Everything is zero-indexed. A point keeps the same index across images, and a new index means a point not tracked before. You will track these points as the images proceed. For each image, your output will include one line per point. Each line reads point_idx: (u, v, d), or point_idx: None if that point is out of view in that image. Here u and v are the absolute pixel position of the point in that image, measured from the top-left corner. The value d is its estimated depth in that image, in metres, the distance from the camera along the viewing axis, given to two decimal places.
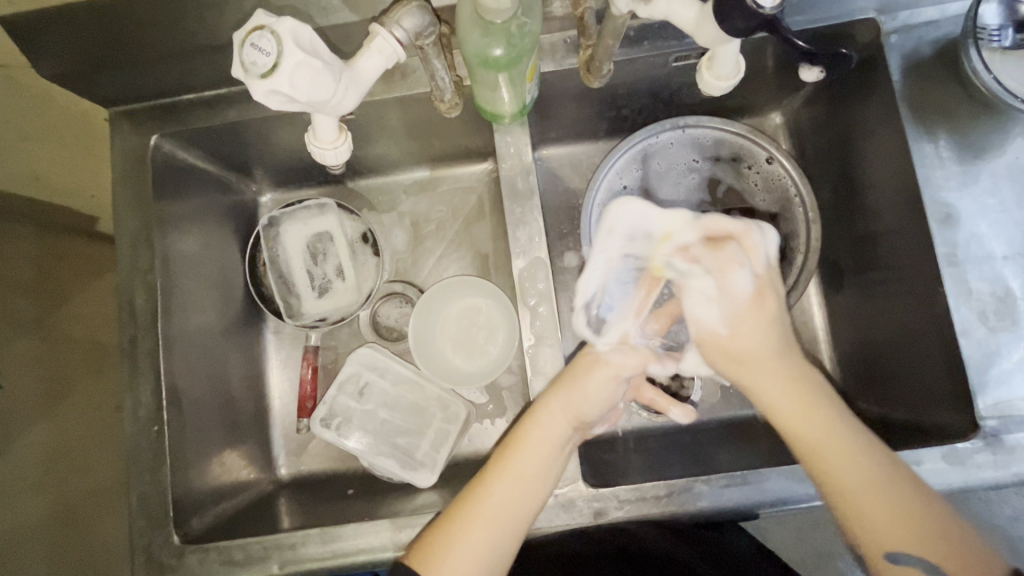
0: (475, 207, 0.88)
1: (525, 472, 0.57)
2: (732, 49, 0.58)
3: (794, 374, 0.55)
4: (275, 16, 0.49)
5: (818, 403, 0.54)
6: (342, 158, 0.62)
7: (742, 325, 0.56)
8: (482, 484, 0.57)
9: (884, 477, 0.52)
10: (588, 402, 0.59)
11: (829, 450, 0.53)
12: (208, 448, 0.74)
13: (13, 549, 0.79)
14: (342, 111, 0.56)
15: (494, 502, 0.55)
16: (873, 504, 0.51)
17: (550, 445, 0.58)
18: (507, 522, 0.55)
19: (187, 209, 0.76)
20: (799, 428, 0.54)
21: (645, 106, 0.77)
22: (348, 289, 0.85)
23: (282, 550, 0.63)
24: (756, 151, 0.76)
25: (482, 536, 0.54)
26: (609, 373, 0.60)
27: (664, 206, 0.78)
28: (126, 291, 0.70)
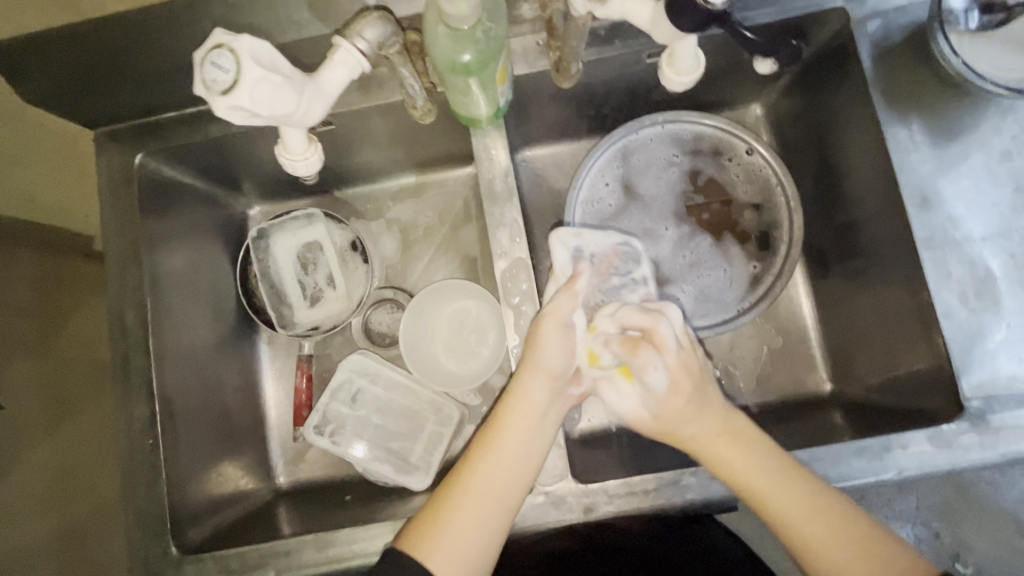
0: (461, 211, 0.89)
1: (514, 446, 0.58)
2: (690, 44, 0.59)
3: (722, 416, 0.60)
4: (234, 34, 0.50)
5: (752, 445, 0.58)
6: (313, 169, 0.63)
7: (671, 405, 0.60)
8: (468, 467, 0.58)
9: (818, 509, 0.55)
10: (550, 358, 0.59)
11: (764, 489, 0.56)
12: (205, 460, 0.75)
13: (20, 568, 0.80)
14: (308, 123, 0.57)
15: (481, 483, 0.56)
16: (816, 536, 0.54)
17: (533, 414, 0.59)
18: (496, 498, 0.56)
19: (176, 225, 0.77)
20: (739, 471, 0.57)
21: (624, 103, 0.77)
22: (340, 297, 0.87)
23: (277, 558, 0.64)
24: (735, 144, 0.77)
25: (471, 513, 0.55)
26: (554, 325, 0.58)
27: (646, 201, 0.78)
28: (116, 308, 0.71)
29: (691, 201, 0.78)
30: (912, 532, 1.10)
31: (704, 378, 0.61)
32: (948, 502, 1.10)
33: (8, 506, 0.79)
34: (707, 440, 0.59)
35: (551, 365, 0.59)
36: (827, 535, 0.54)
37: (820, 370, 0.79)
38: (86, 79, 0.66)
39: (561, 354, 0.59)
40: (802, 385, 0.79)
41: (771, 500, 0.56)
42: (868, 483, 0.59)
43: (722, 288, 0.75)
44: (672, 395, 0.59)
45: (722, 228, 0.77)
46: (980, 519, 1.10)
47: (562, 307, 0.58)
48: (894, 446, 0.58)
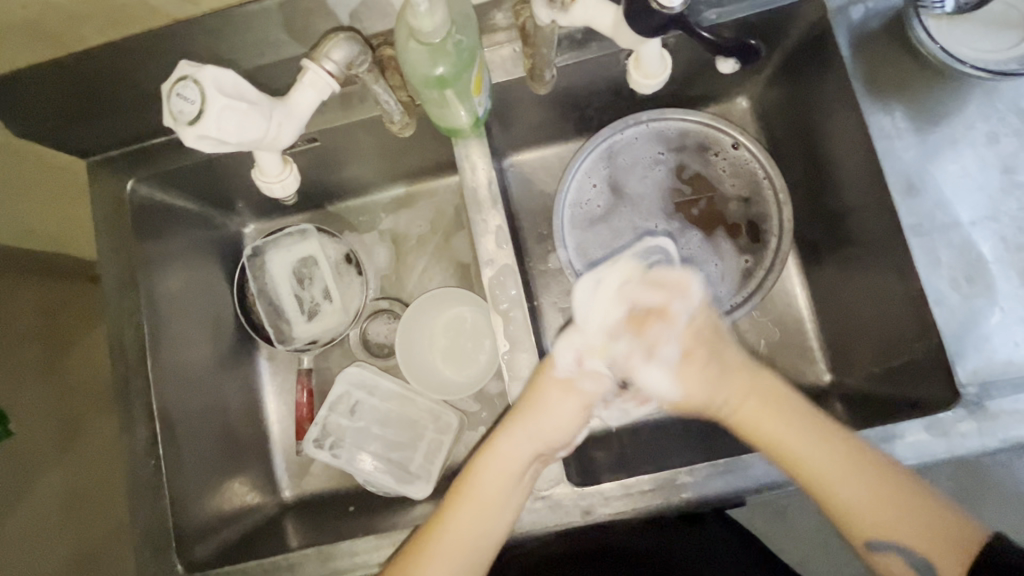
0: (453, 219, 0.90)
1: (483, 504, 0.59)
2: (654, 47, 0.59)
3: (756, 386, 0.62)
4: (198, 64, 0.51)
5: (777, 405, 0.61)
6: (289, 189, 0.64)
7: (688, 341, 0.63)
8: (444, 517, 0.60)
9: (861, 464, 0.56)
10: (555, 430, 0.62)
11: (792, 444, 0.58)
12: (210, 477, 0.76)
13: None
14: (281, 146, 0.58)
15: (454, 537, 0.58)
16: (850, 491, 0.55)
17: (506, 474, 0.60)
18: (464, 554, 0.58)
19: (170, 248, 0.78)
20: (764, 428, 0.60)
21: (607, 103, 0.77)
22: (336, 310, 0.88)
23: (281, 572, 0.65)
24: (721, 138, 0.77)
25: (441, 567, 0.57)
26: (578, 402, 0.63)
27: (634, 200, 0.78)
28: (115, 333, 0.72)
29: (679, 197, 0.78)
30: None
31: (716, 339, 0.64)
32: (966, 489, 1.08)
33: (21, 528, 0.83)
34: (739, 403, 0.62)
35: (551, 433, 0.62)
36: (858, 487, 0.55)
37: (820, 361, 0.78)
38: (72, 112, 0.68)
39: (571, 423, 0.63)
40: (801, 377, 0.79)
41: (804, 456, 0.57)
42: None
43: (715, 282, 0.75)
44: (687, 365, 0.63)
45: (711, 223, 0.77)
46: (1001, 505, 1.07)
47: (591, 388, 0.64)
48: (891, 436, 0.58)
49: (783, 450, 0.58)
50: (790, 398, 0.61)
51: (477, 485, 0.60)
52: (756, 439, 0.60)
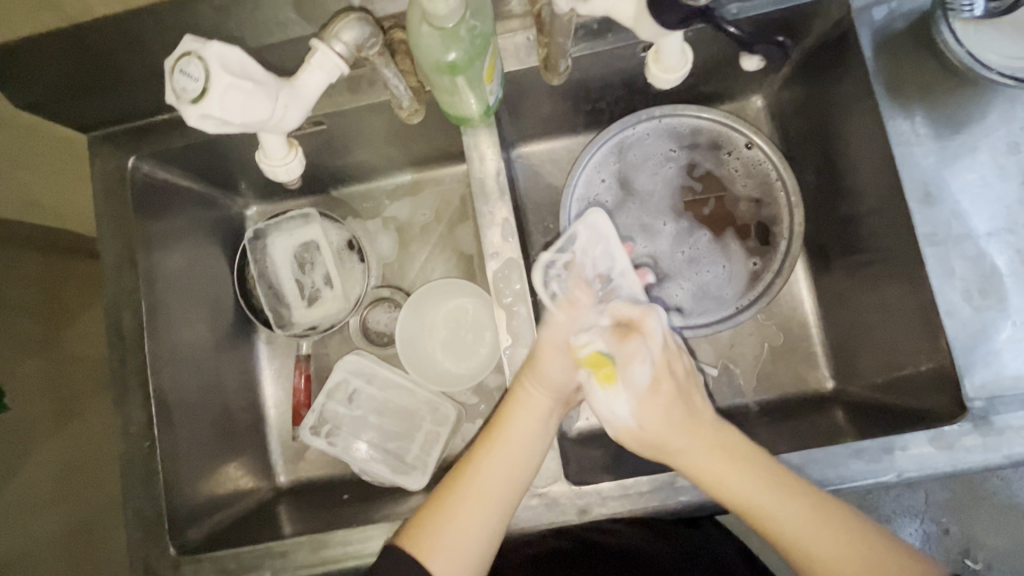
0: (458, 209, 0.89)
1: (513, 449, 0.58)
2: (676, 40, 0.57)
3: (717, 439, 0.57)
4: (204, 40, 0.49)
5: (741, 458, 0.55)
6: (294, 174, 0.63)
7: (651, 413, 0.58)
8: (471, 466, 0.58)
9: (824, 514, 0.52)
10: (554, 376, 0.59)
11: (756, 503, 0.53)
12: (204, 459, 0.76)
13: (26, 563, 0.83)
14: (286, 128, 0.56)
15: (483, 481, 0.56)
16: (817, 547, 0.51)
17: (533, 419, 0.60)
18: (497, 497, 0.56)
19: (171, 227, 0.77)
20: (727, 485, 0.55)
21: (620, 97, 0.76)
22: (337, 297, 0.87)
23: (273, 558, 0.64)
24: (734, 138, 0.75)
25: (474, 512, 0.55)
26: (552, 346, 0.59)
27: (643, 197, 0.77)
28: (113, 312, 0.72)
29: (690, 196, 0.76)
30: (922, 528, 1.07)
31: (688, 384, 0.60)
32: (959, 500, 1.08)
33: (13, 502, 0.83)
34: (696, 455, 0.56)
35: (552, 377, 0.59)
36: (825, 541, 0.51)
37: (823, 368, 0.78)
38: (75, 86, 0.66)
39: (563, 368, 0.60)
40: (802, 384, 0.78)
41: (773, 515, 0.53)
42: (868, 485, 0.58)
43: (722, 284, 0.74)
44: (652, 396, 0.58)
45: (721, 224, 0.75)
46: (994, 518, 1.07)
47: (555, 330, 0.60)
48: (894, 448, 0.57)
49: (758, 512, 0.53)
50: (751, 448, 0.56)
51: (505, 430, 0.59)
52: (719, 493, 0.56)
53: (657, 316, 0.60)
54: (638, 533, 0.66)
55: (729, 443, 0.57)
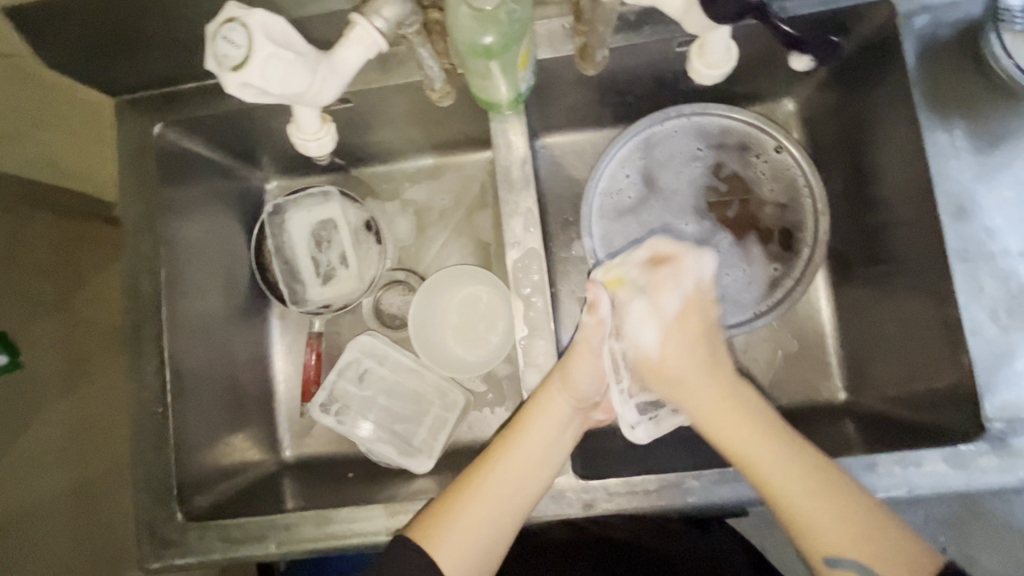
0: (477, 196, 0.89)
1: (530, 453, 0.59)
2: (722, 35, 0.57)
3: (724, 387, 0.59)
4: (247, 8, 0.49)
5: (745, 411, 0.58)
6: (325, 149, 0.62)
7: (675, 346, 0.60)
8: (486, 465, 0.59)
9: (810, 472, 0.54)
10: (579, 381, 0.60)
11: (749, 449, 0.56)
12: (213, 428, 0.76)
13: (32, 521, 0.84)
14: (322, 103, 0.56)
15: (497, 482, 0.58)
16: (801, 500, 0.53)
17: (553, 425, 0.60)
18: (509, 498, 0.57)
19: (192, 197, 0.77)
20: (726, 432, 0.57)
21: (650, 93, 0.75)
22: (351, 277, 0.87)
23: (277, 531, 0.65)
24: (764, 141, 0.74)
25: (483, 509, 0.57)
26: (587, 350, 0.60)
27: (667, 194, 0.76)
28: (132, 277, 0.72)
29: (714, 196, 0.75)
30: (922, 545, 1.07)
31: (712, 330, 0.61)
32: (962, 520, 1.07)
33: (21, 459, 0.84)
34: (703, 402, 0.59)
35: (579, 386, 0.60)
36: (809, 495, 0.53)
37: (837, 379, 0.77)
38: (106, 48, 0.66)
39: (589, 376, 0.60)
40: (815, 393, 0.77)
41: (765, 462, 0.55)
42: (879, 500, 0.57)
43: (741, 288, 0.73)
44: (678, 326, 0.60)
45: (744, 227, 0.74)
46: (994, 539, 1.06)
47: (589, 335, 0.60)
48: (907, 463, 0.57)
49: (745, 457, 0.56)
50: (755, 403, 0.59)
51: (524, 432, 0.60)
52: (716, 440, 0.58)
53: (697, 257, 0.61)
54: (640, 530, 0.66)
55: (731, 385, 0.59)
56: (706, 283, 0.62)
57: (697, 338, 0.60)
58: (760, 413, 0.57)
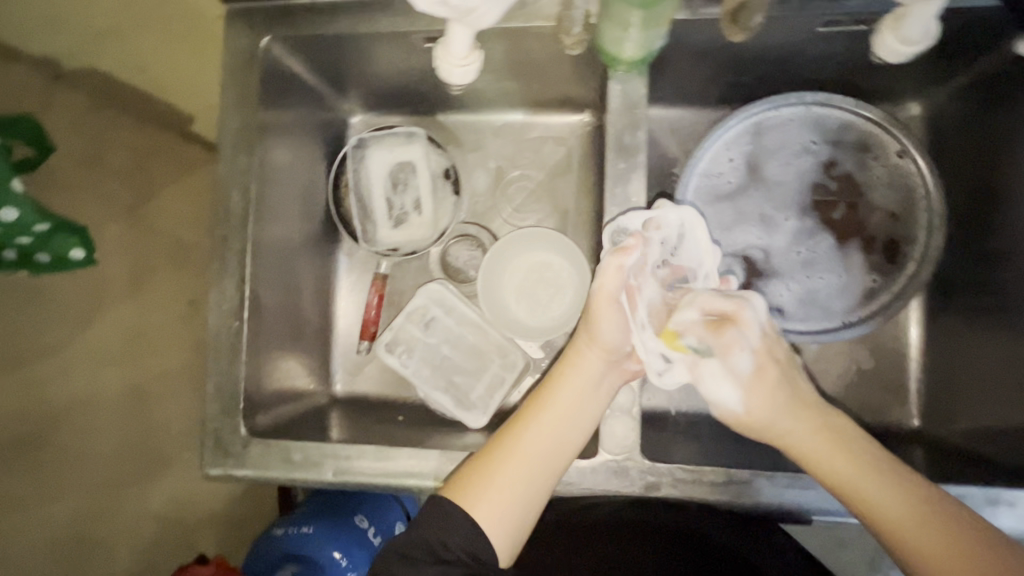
0: (561, 160, 0.86)
1: (564, 411, 0.56)
2: (929, 10, 0.56)
3: (819, 419, 0.54)
4: None
5: (847, 442, 0.52)
6: (467, 76, 0.67)
7: (759, 397, 0.54)
8: (518, 424, 0.56)
9: (929, 511, 0.49)
10: (606, 332, 0.57)
11: (858, 483, 0.51)
12: (278, 352, 0.77)
13: (86, 413, 0.87)
14: (481, 25, 0.61)
15: (530, 442, 0.55)
16: (924, 540, 0.48)
17: (586, 382, 0.57)
18: (542, 459, 0.54)
19: (284, 119, 0.76)
20: (830, 469, 0.52)
21: (772, 75, 0.70)
22: (423, 224, 0.86)
23: (338, 460, 0.66)
24: (886, 143, 0.69)
25: (517, 471, 0.53)
26: (605, 299, 0.56)
27: (770, 186, 0.73)
28: (222, 190, 0.71)
29: (820, 196, 0.72)
30: None
31: (791, 365, 0.56)
32: None
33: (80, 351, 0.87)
34: (802, 439, 0.53)
35: (606, 335, 0.57)
36: (930, 536, 0.48)
37: (910, 403, 0.74)
38: None
39: (616, 329, 0.57)
40: (886, 415, 0.74)
41: (876, 499, 0.50)
42: None
43: (832, 295, 0.70)
44: (758, 380, 0.54)
45: (847, 231, 0.71)
46: None
47: (607, 281, 0.56)
48: (996, 501, 0.56)
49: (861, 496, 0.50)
50: (859, 436, 0.53)
51: (557, 390, 0.57)
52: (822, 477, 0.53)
53: (753, 306, 0.54)
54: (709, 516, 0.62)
55: (826, 417, 0.54)
56: (771, 327, 0.56)
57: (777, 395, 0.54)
58: (864, 443, 0.52)
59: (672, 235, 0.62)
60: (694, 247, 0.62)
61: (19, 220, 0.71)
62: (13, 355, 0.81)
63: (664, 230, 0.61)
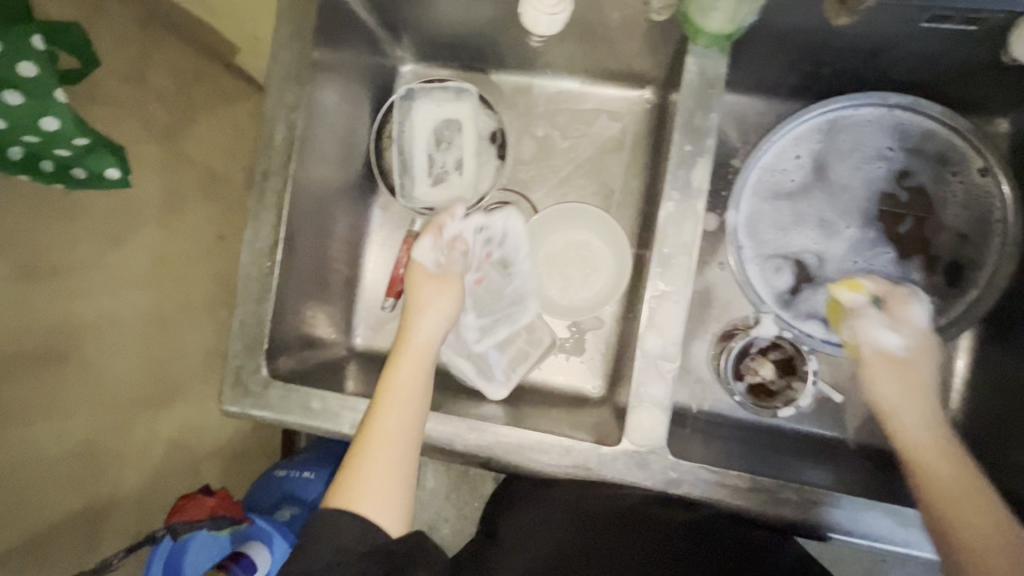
0: (614, 136, 0.83)
1: (410, 385, 0.58)
2: None
3: (933, 417, 0.55)
4: None
5: (952, 453, 0.53)
6: (552, 28, 0.65)
7: (920, 353, 0.57)
8: (370, 420, 0.56)
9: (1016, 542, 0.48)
10: (428, 307, 0.62)
11: (953, 494, 0.51)
12: (304, 297, 0.76)
13: (106, 331, 0.80)
14: None
15: (388, 424, 0.55)
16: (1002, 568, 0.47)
17: (420, 356, 0.60)
18: (402, 433, 0.56)
19: (336, 58, 0.73)
20: (932, 470, 0.52)
21: (858, 70, 0.66)
22: (463, 185, 0.83)
23: (356, 412, 0.66)
24: (968, 158, 0.66)
25: (384, 449, 0.55)
26: (435, 280, 0.64)
27: (835, 189, 0.69)
28: (268, 124, 0.69)
29: (888, 205, 0.68)
30: None
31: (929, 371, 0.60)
32: None
33: (105, 269, 0.81)
34: (914, 429, 0.54)
35: (432, 310, 0.62)
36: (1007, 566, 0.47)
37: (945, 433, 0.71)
38: None
39: (440, 294, 0.63)
40: None
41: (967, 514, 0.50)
42: None
43: None
44: (922, 344, 0.58)
45: (910, 246, 0.67)
46: None
47: (435, 262, 0.64)
48: None
49: (951, 502, 0.50)
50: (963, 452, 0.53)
51: (395, 371, 0.59)
52: (918, 478, 0.53)
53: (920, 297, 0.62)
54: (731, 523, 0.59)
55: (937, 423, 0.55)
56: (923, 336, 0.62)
57: (918, 379, 0.56)
58: (969, 461, 0.52)
59: (499, 231, 0.72)
60: (512, 236, 0.74)
61: (59, 132, 0.70)
62: (30, 260, 0.73)
63: (497, 223, 0.72)
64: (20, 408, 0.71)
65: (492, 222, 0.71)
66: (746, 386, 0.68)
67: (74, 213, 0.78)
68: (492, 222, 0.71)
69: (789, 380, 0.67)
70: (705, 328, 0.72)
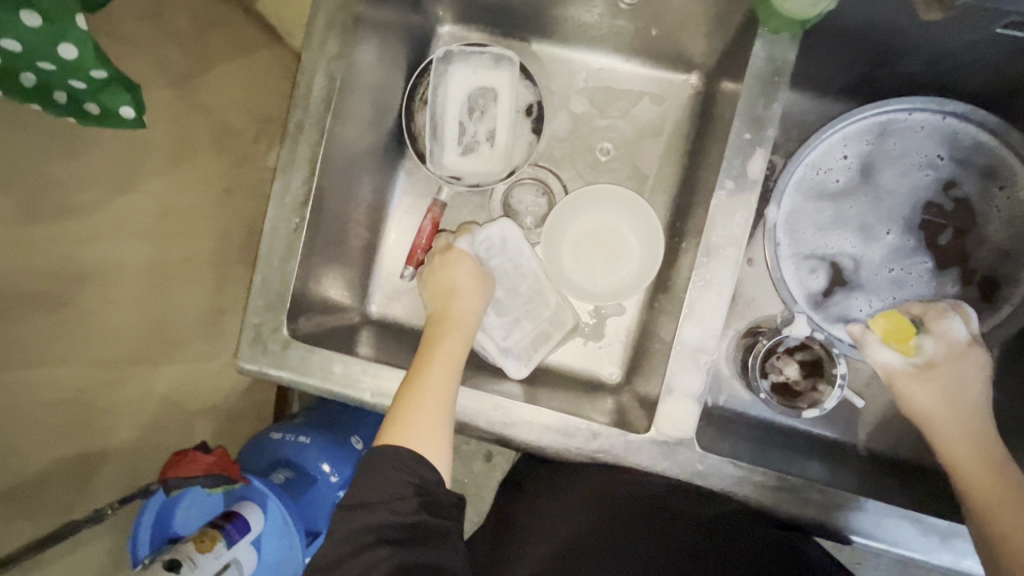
0: (654, 120, 0.80)
1: (454, 354, 0.62)
2: None
3: (979, 432, 0.57)
4: None
5: (992, 466, 0.55)
6: None
7: (948, 367, 0.60)
8: (416, 377, 0.60)
9: None
10: (467, 290, 0.68)
11: (985, 501, 0.54)
12: (325, 257, 0.73)
13: (108, 281, 0.73)
14: None
15: (433, 381, 0.59)
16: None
17: (462, 333, 0.65)
18: (446, 390, 0.59)
19: (379, 10, 0.70)
20: (971, 480, 0.55)
21: (916, 74, 0.64)
22: (494, 156, 0.79)
23: (378, 380, 0.64)
24: (1015, 173, 0.65)
25: (432, 401, 0.58)
26: (470, 265, 0.70)
27: (879, 193, 0.68)
28: (305, 73, 0.66)
29: (930, 215, 0.68)
30: None
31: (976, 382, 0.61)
32: None
33: (104, 215, 0.71)
34: (955, 442, 0.57)
35: (471, 293, 0.68)
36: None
37: None
38: None
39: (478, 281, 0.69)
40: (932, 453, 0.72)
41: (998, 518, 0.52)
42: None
43: None
44: (950, 357, 0.60)
45: (949, 257, 0.67)
46: None
47: (465, 258, 0.70)
48: None
49: (989, 510, 0.53)
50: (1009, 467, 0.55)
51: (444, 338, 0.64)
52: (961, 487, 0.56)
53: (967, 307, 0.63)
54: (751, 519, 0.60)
55: (985, 439, 0.57)
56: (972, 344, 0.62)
57: (947, 393, 0.59)
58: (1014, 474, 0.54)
59: (503, 245, 0.75)
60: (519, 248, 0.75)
61: (74, 62, 0.57)
62: (37, 199, 0.63)
63: (501, 242, 0.74)
64: (14, 354, 0.63)
65: (491, 234, 0.74)
66: (771, 385, 0.66)
67: (69, 156, 0.66)
68: (493, 237, 0.74)
69: (815, 381, 0.66)
70: (729, 324, 0.71)
